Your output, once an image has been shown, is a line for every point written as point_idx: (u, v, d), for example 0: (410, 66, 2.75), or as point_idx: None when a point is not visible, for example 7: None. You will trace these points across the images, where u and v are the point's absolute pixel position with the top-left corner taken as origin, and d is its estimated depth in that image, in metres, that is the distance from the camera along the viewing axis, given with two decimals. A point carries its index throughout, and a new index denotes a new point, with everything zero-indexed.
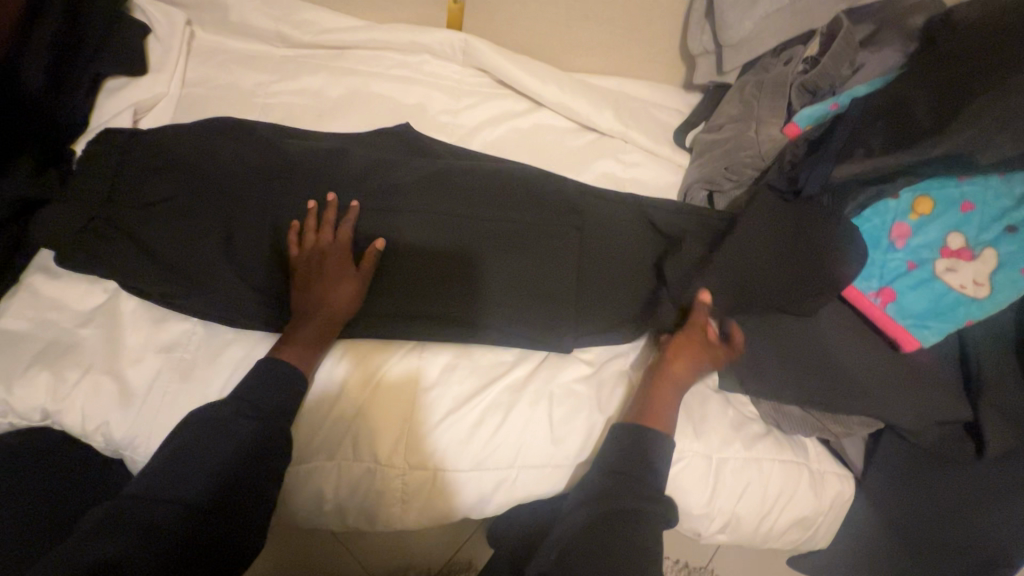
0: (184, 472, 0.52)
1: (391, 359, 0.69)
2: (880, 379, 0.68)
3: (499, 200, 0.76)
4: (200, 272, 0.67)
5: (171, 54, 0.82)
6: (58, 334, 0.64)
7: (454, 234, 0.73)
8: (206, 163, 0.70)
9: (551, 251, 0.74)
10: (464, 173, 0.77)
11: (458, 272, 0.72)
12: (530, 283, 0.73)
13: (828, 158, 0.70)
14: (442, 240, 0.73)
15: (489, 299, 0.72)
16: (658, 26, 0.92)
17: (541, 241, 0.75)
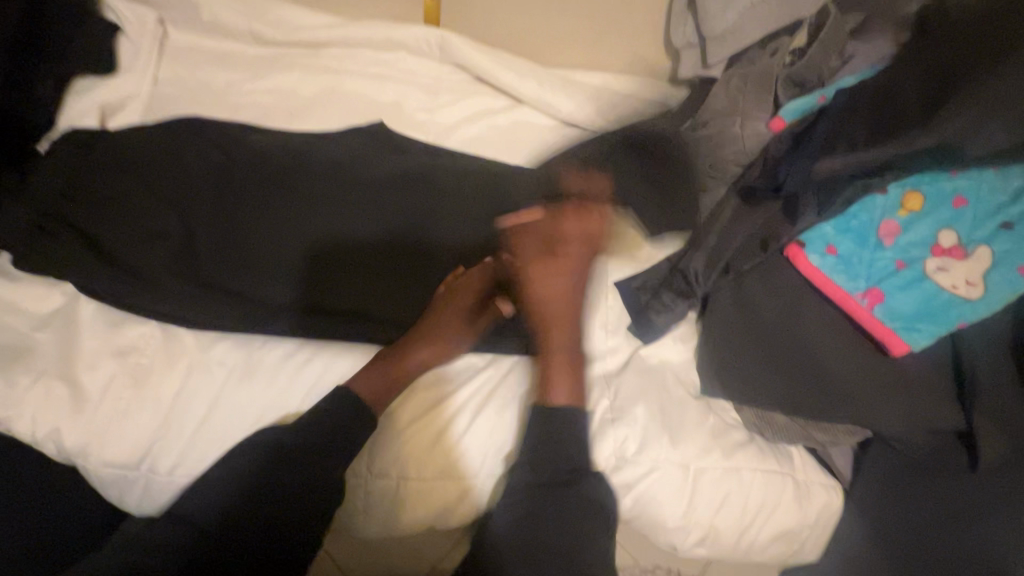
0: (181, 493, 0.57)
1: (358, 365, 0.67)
2: (869, 386, 0.64)
3: (457, 202, 0.77)
4: (154, 271, 0.67)
5: (141, 53, 0.81)
6: (13, 337, 0.63)
7: (426, 235, 0.71)
8: (172, 170, 0.72)
9: (518, 249, 0.72)
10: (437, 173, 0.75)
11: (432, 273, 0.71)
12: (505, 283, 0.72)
13: (808, 153, 0.64)
14: (414, 241, 0.71)
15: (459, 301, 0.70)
16: (641, 19, 0.89)
17: (508, 240, 0.72)
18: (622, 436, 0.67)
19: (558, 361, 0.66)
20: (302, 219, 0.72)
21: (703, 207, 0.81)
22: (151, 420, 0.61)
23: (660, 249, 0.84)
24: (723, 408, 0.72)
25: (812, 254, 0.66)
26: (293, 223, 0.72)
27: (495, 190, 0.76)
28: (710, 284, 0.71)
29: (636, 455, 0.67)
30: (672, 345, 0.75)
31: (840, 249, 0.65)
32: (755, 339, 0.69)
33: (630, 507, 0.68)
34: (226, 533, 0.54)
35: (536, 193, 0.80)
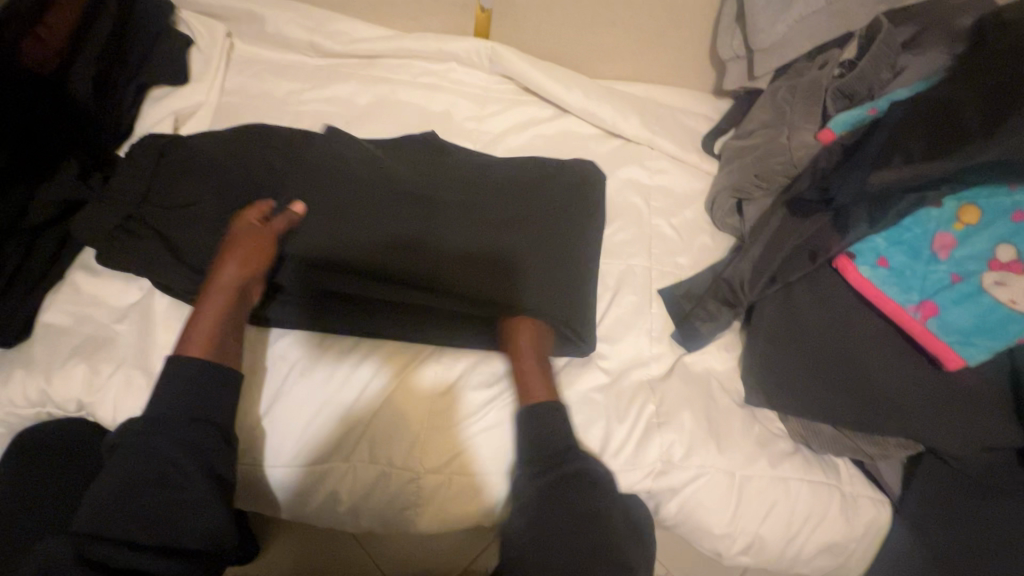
0: (141, 478, 0.54)
1: (412, 369, 0.70)
2: (922, 401, 0.63)
3: (507, 202, 0.77)
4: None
5: (211, 64, 0.86)
6: (96, 328, 0.67)
7: (474, 243, 0.73)
8: (239, 176, 0.76)
9: (560, 248, 0.76)
10: (489, 183, 0.79)
11: (482, 278, 0.72)
12: (552, 283, 0.73)
13: (863, 165, 0.65)
14: (463, 249, 0.73)
15: (510, 303, 0.71)
16: (687, 30, 0.90)
17: (553, 243, 0.76)
18: (668, 440, 0.68)
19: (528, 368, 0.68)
20: (358, 220, 0.72)
21: (745, 217, 0.81)
22: None
23: (704, 258, 0.84)
24: (768, 418, 0.73)
25: (862, 266, 0.66)
26: (350, 224, 0.72)
27: (547, 196, 0.79)
28: (756, 295, 0.73)
29: (681, 460, 0.67)
30: (717, 353, 0.76)
31: (892, 261, 0.65)
32: (801, 350, 0.69)
33: (674, 512, 0.69)
34: (167, 534, 0.53)
35: (584, 194, 0.81)
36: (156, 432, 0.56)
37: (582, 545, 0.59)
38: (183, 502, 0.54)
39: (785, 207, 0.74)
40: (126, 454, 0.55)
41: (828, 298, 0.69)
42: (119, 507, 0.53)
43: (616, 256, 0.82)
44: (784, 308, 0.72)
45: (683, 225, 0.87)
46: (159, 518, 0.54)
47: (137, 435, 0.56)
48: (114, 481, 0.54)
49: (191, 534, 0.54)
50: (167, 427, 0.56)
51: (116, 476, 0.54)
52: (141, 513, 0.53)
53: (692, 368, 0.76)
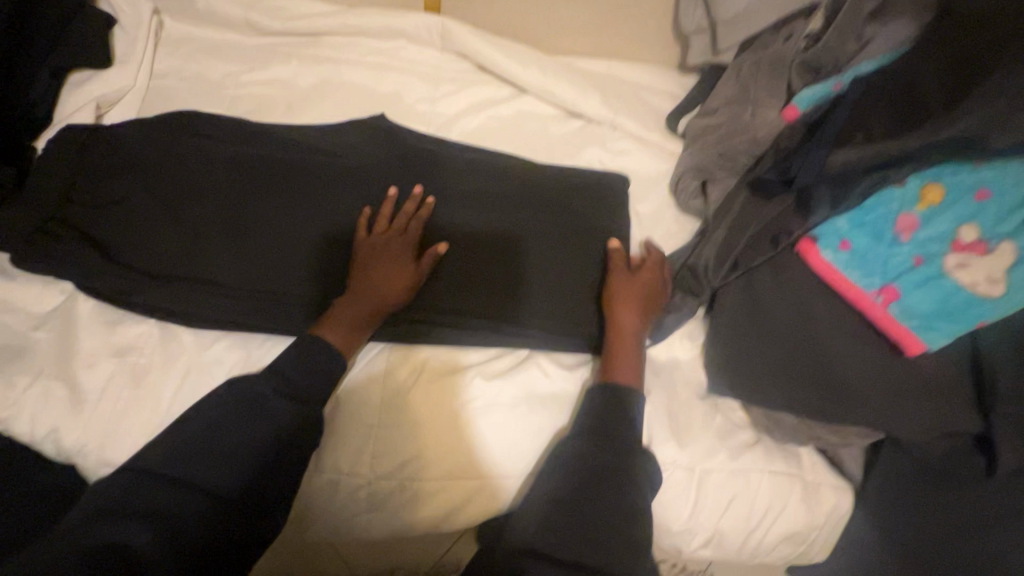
0: (181, 455, 0.52)
1: (410, 356, 0.68)
2: (883, 389, 0.61)
3: (476, 194, 0.75)
4: (176, 273, 0.67)
5: (137, 45, 0.80)
6: (11, 337, 0.62)
7: (481, 216, 0.74)
8: (173, 170, 0.71)
9: (563, 229, 0.75)
10: (469, 167, 0.77)
11: (491, 257, 0.72)
12: (559, 267, 0.73)
13: (822, 143, 0.63)
14: (475, 220, 0.74)
15: (518, 284, 0.72)
16: (648, 3, 0.86)
17: (556, 221, 0.76)
18: None
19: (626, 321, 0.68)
20: (338, 205, 0.72)
21: (709, 200, 0.77)
22: (149, 422, 0.61)
23: (668, 245, 0.82)
24: (731, 408, 0.71)
25: (824, 249, 0.64)
26: (320, 207, 0.71)
27: (538, 179, 0.78)
28: (719, 282, 0.70)
29: None
30: (679, 343, 0.74)
31: (854, 244, 0.62)
32: (766, 338, 0.67)
33: None
34: (199, 534, 0.49)
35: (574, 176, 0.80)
36: (223, 431, 0.54)
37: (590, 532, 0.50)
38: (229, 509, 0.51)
39: (748, 188, 0.71)
40: (175, 452, 0.52)
41: (790, 283, 0.67)
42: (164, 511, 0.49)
43: None
44: (754, 299, 0.69)
45: (646, 209, 0.83)
46: (201, 512, 0.50)
47: (203, 434, 0.54)
48: (167, 482, 0.51)
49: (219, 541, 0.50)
50: (238, 429, 0.54)
51: (164, 476, 0.51)
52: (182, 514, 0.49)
53: (653, 358, 0.74)
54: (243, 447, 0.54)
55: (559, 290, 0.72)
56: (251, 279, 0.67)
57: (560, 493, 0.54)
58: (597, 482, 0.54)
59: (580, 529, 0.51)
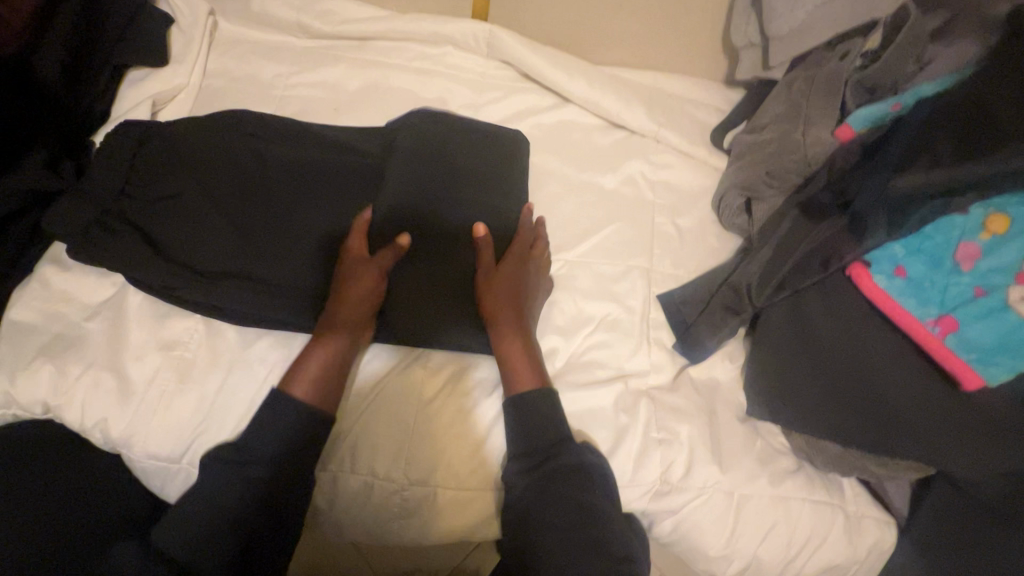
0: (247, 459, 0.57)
1: (445, 364, 0.68)
2: (939, 423, 0.59)
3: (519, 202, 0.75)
4: (218, 272, 0.67)
5: (192, 45, 0.81)
6: (66, 327, 0.64)
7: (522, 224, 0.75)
8: (222, 167, 0.72)
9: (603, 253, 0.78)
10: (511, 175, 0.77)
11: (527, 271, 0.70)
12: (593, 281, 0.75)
13: (882, 168, 0.62)
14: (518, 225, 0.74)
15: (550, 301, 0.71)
16: (699, 15, 0.85)
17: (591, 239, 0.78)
18: (669, 459, 0.65)
19: (513, 349, 0.65)
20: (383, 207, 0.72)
21: (753, 218, 0.76)
22: (193, 416, 0.62)
23: (711, 262, 0.80)
24: (771, 433, 0.70)
25: (878, 275, 0.62)
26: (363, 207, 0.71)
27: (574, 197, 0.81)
28: (765, 302, 0.68)
29: (681, 480, 0.64)
30: (720, 363, 0.73)
31: (910, 271, 0.60)
32: (810, 363, 0.66)
33: (669, 531, 0.66)
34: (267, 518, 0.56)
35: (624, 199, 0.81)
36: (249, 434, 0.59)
37: (584, 534, 0.57)
38: (265, 504, 0.56)
39: (797, 208, 0.70)
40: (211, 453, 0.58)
41: (839, 307, 0.65)
42: (215, 513, 0.55)
43: (616, 259, 0.77)
44: (798, 324, 0.68)
45: (689, 224, 0.82)
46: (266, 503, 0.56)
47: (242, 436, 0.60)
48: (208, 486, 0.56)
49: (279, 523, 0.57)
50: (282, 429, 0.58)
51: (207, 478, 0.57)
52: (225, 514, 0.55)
53: (692, 376, 0.72)
54: (274, 453, 0.58)
55: (595, 304, 0.74)
56: (296, 280, 0.68)
57: (538, 493, 0.59)
58: (576, 487, 0.59)
59: (570, 529, 0.57)
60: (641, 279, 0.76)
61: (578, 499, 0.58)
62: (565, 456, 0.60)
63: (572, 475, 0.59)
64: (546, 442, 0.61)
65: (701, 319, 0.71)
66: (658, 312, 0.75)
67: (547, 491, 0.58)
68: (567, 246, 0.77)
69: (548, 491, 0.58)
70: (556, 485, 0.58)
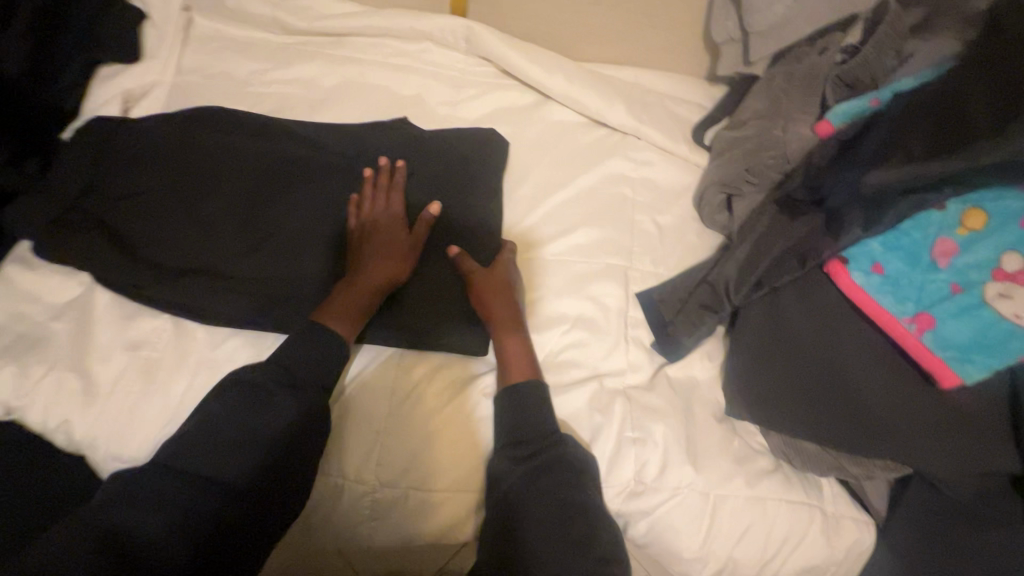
0: (208, 446, 0.55)
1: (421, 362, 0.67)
2: (915, 421, 0.58)
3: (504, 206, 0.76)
4: (190, 278, 0.66)
5: (166, 41, 0.80)
6: (29, 326, 0.63)
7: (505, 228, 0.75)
8: (192, 164, 0.71)
9: (580, 251, 0.76)
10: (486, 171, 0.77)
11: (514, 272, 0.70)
12: (571, 279, 0.74)
13: (861, 161, 0.60)
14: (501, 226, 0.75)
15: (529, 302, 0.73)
16: (680, 11, 0.84)
17: (569, 236, 0.77)
18: (643, 458, 0.64)
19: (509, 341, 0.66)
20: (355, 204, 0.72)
21: (733, 215, 0.75)
22: (158, 418, 0.60)
23: (691, 260, 0.79)
24: (749, 432, 0.69)
25: (855, 272, 0.61)
26: (335, 206, 0.71)
27: (552, 195, 0.80)
28: (741, 301, 0.67)
29: (656, 481, 0.63)
30: (699, 362, 0.72)
31: (888, 268, 0.60)
32: (788, 361, 0.65)
33: (644, 532, 0.65)
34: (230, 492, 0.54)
35: (606, 199, 0.80)
36: (217, 436, 0.55)
37: (571, 526, 0.54)
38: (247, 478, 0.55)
39: (775, 205, 0.69)
40: (199, 454, 0.55)
41: (817, 304, 0.65)
42: (181, 498, 0.52)
43: (594, 257, 0.76)
44: (776, 322, 0.67)
45: (669, 222, 0.81)
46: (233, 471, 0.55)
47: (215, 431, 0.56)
48: (200, 429, 0.56)
49: (239, 503, 0.54)
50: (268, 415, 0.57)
51: (188, 484, 0.53)
52: (195, 511, 0.52)
53: (671, 375, 0.71)
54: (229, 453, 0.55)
55: (576, 303, 0.73)
56: (270, 283, 0.67)
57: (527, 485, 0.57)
58: (564, 482, 0.57)
59: (556, 517, 0.55)
60: (620, 277, 0.75)
61: (564, 495, 0.56)
62: (555, 448, 0.59)
63: (558, 466, 0.58)
64: (535, 434, 0.60)
65: (681, 320, 0.70)
66: (636, 311, 0.74)
67: (535, 485, 0.57)
68: (546, 244, 0.77)
69: (534, 484, 0.57)
70: (541, 483, 0.57)
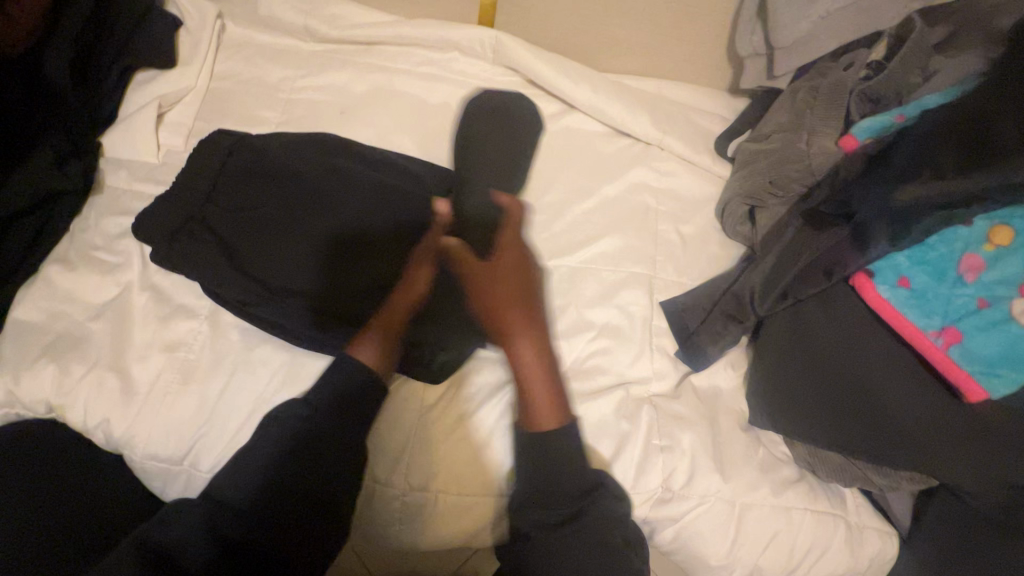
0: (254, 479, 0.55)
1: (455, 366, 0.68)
2: (940, 434, 0.59)
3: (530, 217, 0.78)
4: (232, 283, 0.66)
5: (200, 47, 0.82)
6: (69, 326, 0.65)
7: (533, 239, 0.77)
8: (270, 169, 0.72)
9: (605, 260, 0.78)
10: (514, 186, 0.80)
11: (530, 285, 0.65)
12: (597, 288, 0.75)
13: (887, 177, 0.61)
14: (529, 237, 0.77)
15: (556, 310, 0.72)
16: (704, 24, 0.85)
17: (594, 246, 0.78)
18: (670, 466, 0.65)
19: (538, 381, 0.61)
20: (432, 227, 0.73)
21: (757, 225, 0.77)
22: (195, 419, 0.62)
23: (714, 270, 0.80)
24: (773, 441, 0.70)
25: (882, 286, 0.62)
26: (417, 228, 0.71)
27: (577, 203, 0.81)
28: (767, 310, 0.69)
29: (682, 489, 0.64)
30: (723, 371, 0.73)
31: (914, 282, 0.60)
32: (815, 372, 0.65)
33: (670, 539, 0.66)
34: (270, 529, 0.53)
35: (629, 209, 0.81)
36: (264, 469, 0.56)
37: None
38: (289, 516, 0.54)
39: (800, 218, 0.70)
40: (244, 485, 0.55)
41: (841, 316, 0.65)
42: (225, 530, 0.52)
43: (619, 266, 0.77)
44: (803, 333, 0.67)
45: (692, 232, 0.82)
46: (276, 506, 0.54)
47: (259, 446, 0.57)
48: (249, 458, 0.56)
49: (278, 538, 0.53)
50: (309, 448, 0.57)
51: (231, 518, 0.53)
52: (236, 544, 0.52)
53: (695, 384, 0.72)
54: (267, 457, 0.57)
55: (602, 311, 0.74)
56: (308, 291, 0.66)
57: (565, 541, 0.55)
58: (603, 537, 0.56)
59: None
60: (646, 287, 0.76)
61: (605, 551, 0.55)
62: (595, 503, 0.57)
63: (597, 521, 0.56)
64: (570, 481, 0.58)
65: (706, 330, 0.71)
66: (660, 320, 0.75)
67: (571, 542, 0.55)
68: (572, 252, 0.78)
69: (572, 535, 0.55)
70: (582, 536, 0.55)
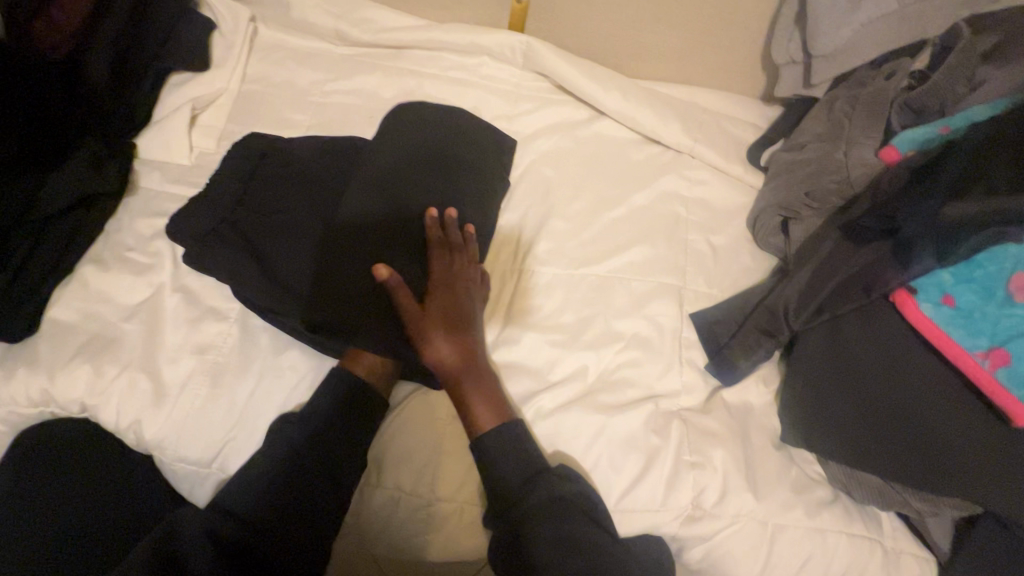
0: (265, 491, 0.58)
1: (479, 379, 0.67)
2: (989, 462, 0.56)
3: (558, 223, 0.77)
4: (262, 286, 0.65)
5: (233, 50, 0.83)
6: (102, 326, 0.65)
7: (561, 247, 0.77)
8: (306, 174, 0.71)
9: (635, 270, 0.76)
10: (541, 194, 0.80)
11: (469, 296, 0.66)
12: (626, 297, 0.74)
13: (935, 191, 0.59)
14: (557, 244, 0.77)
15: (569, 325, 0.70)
16: (739, 31, 0.84)
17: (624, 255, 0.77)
18: (701, 484, 0.63)
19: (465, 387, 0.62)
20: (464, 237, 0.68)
21: (790, 240, 0.73)
22: (224, 423, 0.62)
23: (746, 282, 0.78)
24: (806, 461, 0.68)
25: (924, 303, 0.60)
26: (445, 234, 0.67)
27: (606, 211, 0.80)
28: (801, 326, 0.67)
29: (713, 508, 0.63)
30: (755, 387, 0.71)
31: (959, 300, 0.58)
32: (852, 391, 0.64)
33: (700, 558, 0.65)
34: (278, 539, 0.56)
35: (659, 218, 0.80)
36: (275, 481, 0.59)
37: None
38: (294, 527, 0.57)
39: (839, 230, 0.67)
40: (255, 494, 0.58)
41: (881, 335, 0.63)
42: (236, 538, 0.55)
43: (648, 276, 0.76)
44: (840, 351, 0.65)
45: (723, 242, 0.80)
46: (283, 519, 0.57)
47: (279, 453, 0.59)
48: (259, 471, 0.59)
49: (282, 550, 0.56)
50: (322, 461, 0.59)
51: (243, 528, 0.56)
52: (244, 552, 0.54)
53: (726, 399, 0.71)
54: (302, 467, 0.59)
55: (631, 322, 0.73)
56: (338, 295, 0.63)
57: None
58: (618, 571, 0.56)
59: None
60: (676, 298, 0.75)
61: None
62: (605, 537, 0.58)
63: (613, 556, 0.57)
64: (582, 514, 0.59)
65: (737, 342, 0.69)
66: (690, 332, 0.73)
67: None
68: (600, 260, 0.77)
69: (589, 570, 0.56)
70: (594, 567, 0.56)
